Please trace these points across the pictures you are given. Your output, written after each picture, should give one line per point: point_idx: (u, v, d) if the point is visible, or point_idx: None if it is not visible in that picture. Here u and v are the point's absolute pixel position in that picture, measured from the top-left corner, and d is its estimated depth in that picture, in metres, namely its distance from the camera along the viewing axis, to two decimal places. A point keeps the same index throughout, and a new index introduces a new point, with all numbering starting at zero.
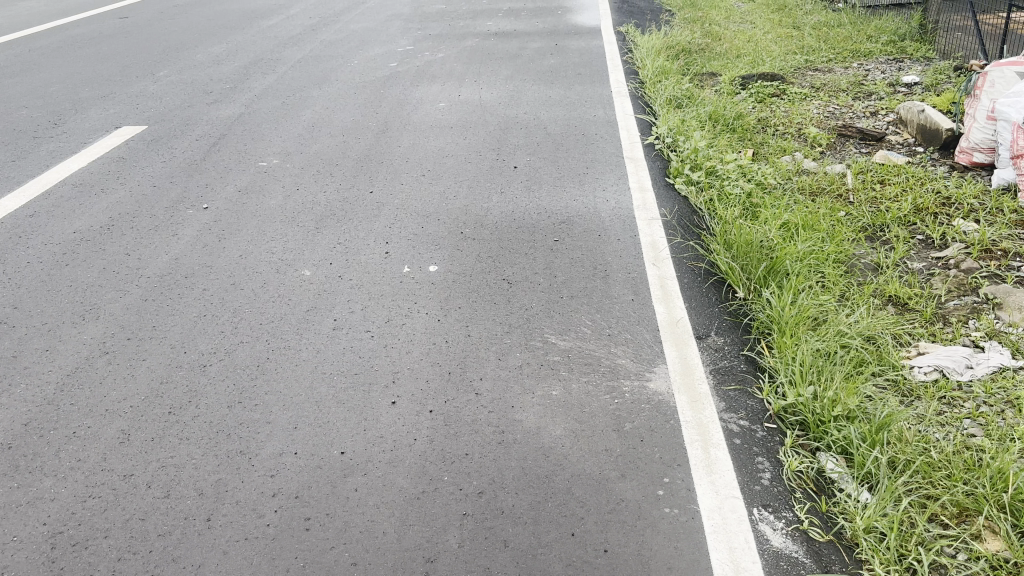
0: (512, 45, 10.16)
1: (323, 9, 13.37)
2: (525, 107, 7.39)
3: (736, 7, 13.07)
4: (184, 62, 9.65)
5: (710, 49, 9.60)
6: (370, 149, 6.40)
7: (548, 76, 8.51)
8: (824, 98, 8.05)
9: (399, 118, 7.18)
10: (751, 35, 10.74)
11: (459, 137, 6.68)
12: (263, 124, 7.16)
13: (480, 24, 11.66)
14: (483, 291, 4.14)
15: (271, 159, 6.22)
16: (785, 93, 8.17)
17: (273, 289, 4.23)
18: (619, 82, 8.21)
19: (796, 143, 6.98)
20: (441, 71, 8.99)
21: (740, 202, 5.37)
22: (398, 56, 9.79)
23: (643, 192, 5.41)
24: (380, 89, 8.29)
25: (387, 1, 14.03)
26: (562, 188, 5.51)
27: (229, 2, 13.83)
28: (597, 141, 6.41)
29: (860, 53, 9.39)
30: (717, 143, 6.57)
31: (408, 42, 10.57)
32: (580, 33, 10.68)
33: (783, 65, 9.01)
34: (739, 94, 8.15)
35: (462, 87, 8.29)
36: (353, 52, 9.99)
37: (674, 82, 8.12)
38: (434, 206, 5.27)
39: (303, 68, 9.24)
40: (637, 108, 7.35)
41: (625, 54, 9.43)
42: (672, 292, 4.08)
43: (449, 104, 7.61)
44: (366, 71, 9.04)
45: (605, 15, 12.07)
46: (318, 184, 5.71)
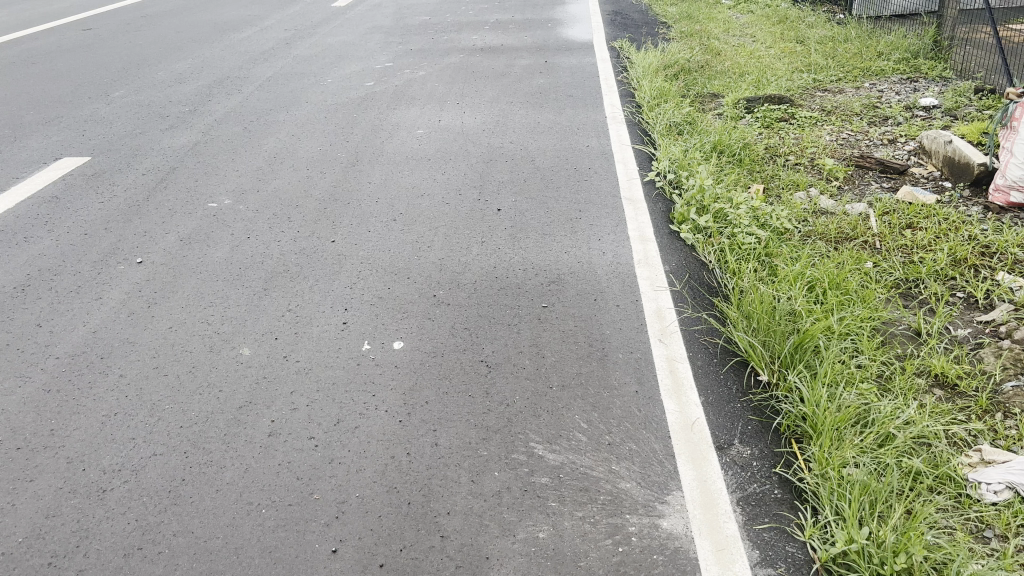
0: (498, 62, 9.49)
1: (299, 21, 12.68)
2: (510, 135, 6.72)
3: (735, 20, 12.44)
4: (143, 81, 8.95)
5: (710, 67, 8.95)
6: (336, 186, 5.72)
7: (535, 99, 7.84)
8: (837, 123, 7.41)
9: (371, 149, 6.49)
10: (752, 50, 10.11)
11: (436, 170, 6.00)
12: (219, 154, 6.47)
13: (465, 38, 11.00)
14: (456, 379, 3.44)
15: (223, 199, 5.54)
16: (794, 117, 7.52)
17: (202, 375, 3.56)
18: (614, 106, 7.55)
19: (810, 177, 6.33)
20: (421, 91, 8.32)
21: (755, 254, 4.70)
22: (376, 73, 9.12)
23: (644, 243, 4.73)
24: (354, 112, 7.61)
25: (368, 12, 13.35)
26: (551, 237, 4.83)
27: (202, 14, 13.15)
28: (589, 178, 5.74)
29: (872, 72, 8.75)
30: (724, 179, 5.91)
31: (387, 58, 9.90)
32: (570, 48, 10.03)
33: (790, 85, 8.37)
34: (745, 119, 7.50)
35: (442, 110, 7.62)
36: (328, 70, 9.31)
37: (673, 107, 7.47)
38: (402, 260, 4.58)
39: (272, 87, 8.56)
40: (634, 138, 6.68)
41: (620, 73, 8.77)
42: (684, 382, 3.39)
43: (427, 132, 6.93)
44: (339, 91, 8.35)
45: (597, 28, 11.44)
46: (273, 230, 5.03)
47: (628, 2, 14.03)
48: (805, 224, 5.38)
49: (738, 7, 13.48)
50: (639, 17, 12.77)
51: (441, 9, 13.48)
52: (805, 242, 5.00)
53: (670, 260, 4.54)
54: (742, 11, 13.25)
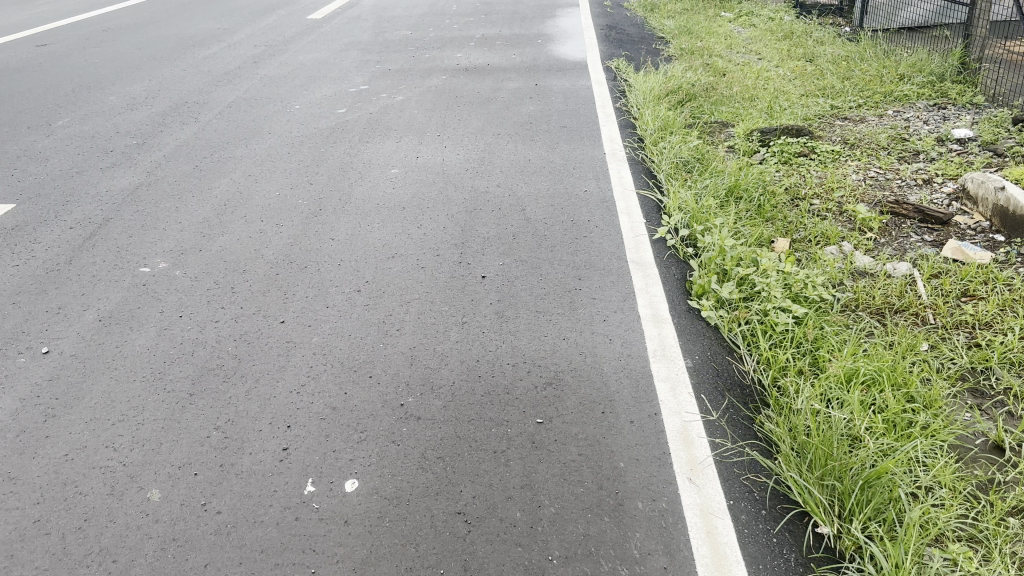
0: (483, 86, 8.68)
1: (271, 35, 11.84)
2: (497, 178, 5.91)
3: (737, 36, 11.69)
4: (90, 107, 8.08)
5: (716, 91, 8.19)
6: (293, 244, 4.89)
7: (525, 131, 7.03)
8: (863, 158, 6.64)
9: (336, 194, 5.67)
10: (759, 70, 9.35)
11: (411, 224, 5.18)
12: (162, 201, 5.63)
13: (449, 56, 10.20)
14: (423, 543, 2.62)
15: (159, 263, 4.71)
16: (815, 152, 6.75)
17: (95, 534, 2.73)
18: (614, 140, 6.75)
19: (840, 227, 5.56)
20: (399, 120, 7.52)
21: (793, 339, 3.92)
22: (349, 97, 8.30)
23: (659, 325, 3.91)
24: (322, 146, 6.79)
25: (345, 26, 12.52)
26: (546, 317, 4.01)
27: (167, 28, 12.32)
28: (589, 233, 4.93)
29: (894, 97, 8.00)
30: (745, 235, 5.14)
31: (363, 79, 9.07)
32: (563, 69, 9.23)
33: (806, 112, 7.60)
34: (760, 154, 6.73)
35: (422, 144, 6.80)
36: (297, 94, 8.49)
37: (680, 140, 6.69)
38: (364, 347, 3.76)
39: (234, 115, 7.74)
40: (639, 180, 5.88)
41: (618, 99, 7.99)
42: (728, 552, 2.58)
43: (402, 173, 6.12)
44: (307, 120, 7.53)
45: (590, 45, 10.68)
46: (214, 306, 4.20)
47: (622, 15, 13.29)
48: (843, 293, 4.62)
49: (739, 21, 12.75)
50: (635, 32, 12.00)
51: (424, 23, 12.67)
52: (848, 321, 4.23)
53: (691, 350, 3.74)
54: (743, 25, 12.51)
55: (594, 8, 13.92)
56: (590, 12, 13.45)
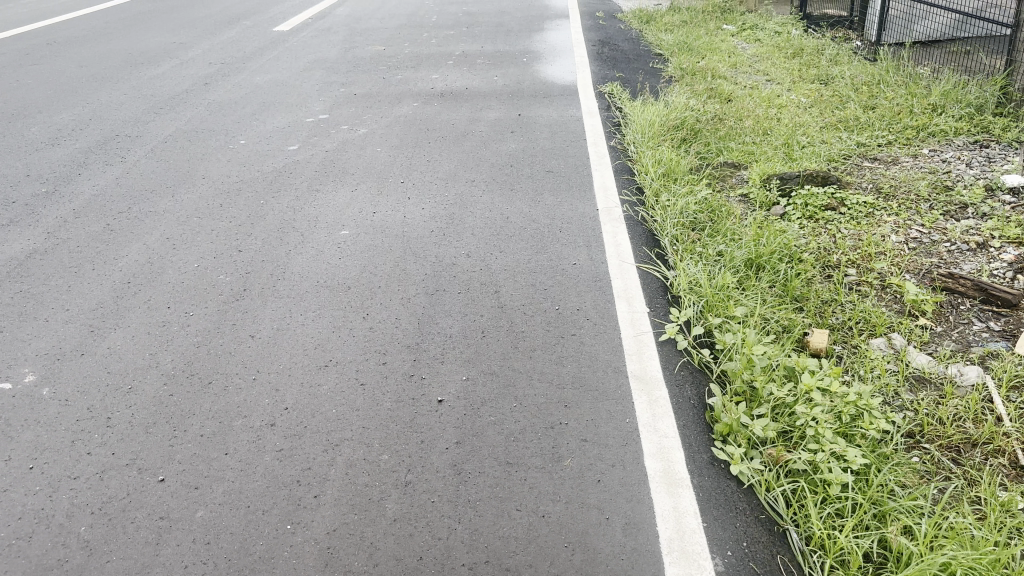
0: (459, 117, 7.65)
1: (230, 51, 10.79)
2: (466, 245, 4.88)
3: (741, 53, 10.71)
4: (5, 141, 7.03)
5: (725, 125, 7.20)
6: (200, 346, 3.85)
7: (503, 178, 6.00)
8: (901, 213, 5.65)
9: (269, 268, 4.62)
10: (771, 97, 8.38)
11: (355, 312, 4.13)
12: (53, 276, 4.59)
13: (424, 78, 9.17)
14: None
15: (25, 376, 3.67)
16: (844, 204, 5.75)
17: None
18: (609, 190, 5.74)
19: (885, 310, 4.57)
20: (358, 160, 6.49)
21: (855, 505, 2.90)
22: (305, 130, 7.26)
23: (676, 492, 2.89)
24: (263, 195, 5.75)
25: (314, 40, 11.48)
26: (520, 470, 2.97)
27: (117, 42, 11.30)
28: (579, 330, 3.90)
29: (928, 133, 7.00)
30: (773, 329, 4.14)
31: (324, 107, 8.03)
32: (549, 97, 8.21)
33: (829, 153, 6.60)
34: (780, 206, 5.73)
35: (380, 194, 5.76)
36: (247, 125, 7.46)
37: (686, 193, 5.69)
38: (264, 533, 2.73)
39: (167, 153, 6.71)
40: (639, 247, 4.86)
41: (612, 135, 6.99)
42: None
43: (353, 235, 5.07)
44: (252, 160, 6.48)
45: (581, 65, 9.69)
46: (77, 450, 3.18)
47: (616, 28, 12.30)
48: (903, 416, 3.62)
49: (742, 35, 11.78)
50: (629, 49, 11.01)
51: (400, 36, 11.65)
52: (919, 469, 3.23)
53: (720, 538, 2.71)
54: (747, 41, 11.53)
55: (584, 19, 12.93)
56: (581, 24, 12.45)
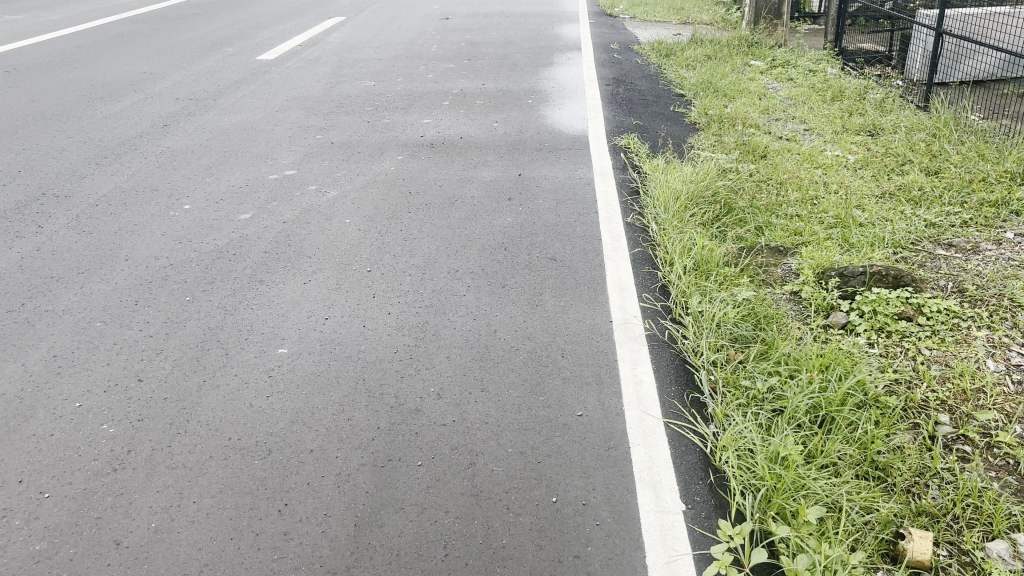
0: (448, 176, 6.51)
1: (204, 84, 9.74)
2: (438, 376, 3.70)
3: (773, 96, 9.66)
4: None
5: (766, 196, 6.06)
6: (41, 567, 2.71)
7: (493, 267, 4.84)
8: (997, 327, 4.47)
9: (172, 414, 3.47)
10: (814, 155, 7.31)
11: (270, 496, 2.97)
12: None
13: (414, 122, 8.07)
14: None
15: None
16: (923, 313, 4.59)
17: None
18: (627, 288, 4.57)
19: (1000, 489, 3.38)
20: (319, 234, 5.35)
21: None
22: (264, 191, 6.12)
23: None
24: (193, 287, 4.61)
25: (298, 72, 10.41)
26: None
27: (82, 70, 10.26)
28: (585, 550, 2.71)
29: (1011, 210, 5.84)
30: (856, 533, 2.97)
31: (293, 158, 6.91)
32: (556, 152, 7.07)
33: (893, 239, 5.45)
34: (842, 316, 4.59)
35: (339, 288, 4.60)
36: (198, 182, 6.34)
37: (724, 298, 4.54)
38: None
39: (93, 221, 5.58)
40: (669, 386, 3.67)
41: (629, 206, 5.82)
42: None
43: (293, 353, 3.91)
44: (191, 234, 5.34)
45: (593, 109, 8.60)
46: None
47: (632, 63, 11.21)
48: None
49: (772, 74, 10.69)
50: (648, 88, 9.91)
51: (394, 69, 10.57)
52: None
53: None
54: (778, 81, 10.42)
55: (598, 51, 11.84)
56: (594, 57, 11.34)
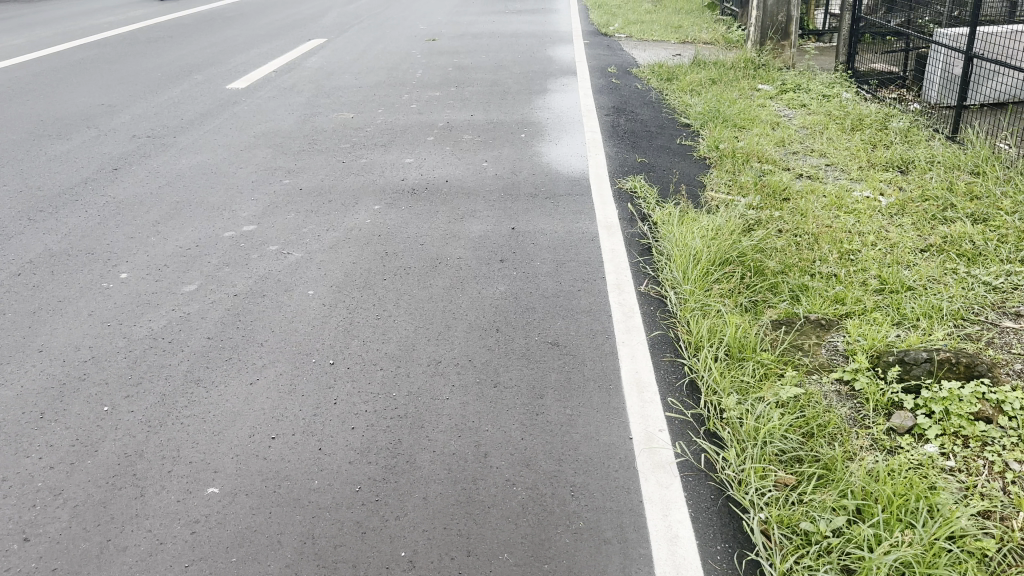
0: (431, 230, 5.69)
1: (165, 118, 8.92)
2: (410, 529, 2.87)
3: (786, 125, 8.91)
4: None
5: (797, 256, 5.28)
6: None
7: (482, 357, 4.00)
8: None
9: None
10: (843, 199, 6.55)
11: None
12: None
13: (394, 162, 7.27)
14: None
15: None
16: (1005, 412, 3.80)
17: None
18: (648, 387, 3.75)
19: None
20: (276, 310, 4.53)
21: None
22: (216, 254, 5.31)
23: None
24: (115, 392, 3.78)
25: (270, 103, 9.60)
26: None
27: (34, 103, 9.43)
28: None
29: None
30: None
31: (255, 209, 6.09)
32: (553, 199, 6.26)
33: (951, 310, 4.67)
34: (909, 417, 3.79)
35: (293, 390, 3.75)
36: (141, 242, 5.52)
37: (765, 396, 3.73)
38: None
39: (9, 295, 4.74)
40: (711, 544, 2.85)
41: (641, 269, 5.01)
42: None
43: (225, 494, 3.06)
44: (124, 315, 4.51)
45: (592, 144, 7.83)
46: None
47: (632, 89, 10.45)
48: None
49: (783, 99, 9.94)
50: (650, 118, 9.12)
51: (375, 98, 9.78)
52: None
53: None
54: (790, 108, 9.65)
55: (594, 76, 11.06)
56: (591, 83, 10.58)
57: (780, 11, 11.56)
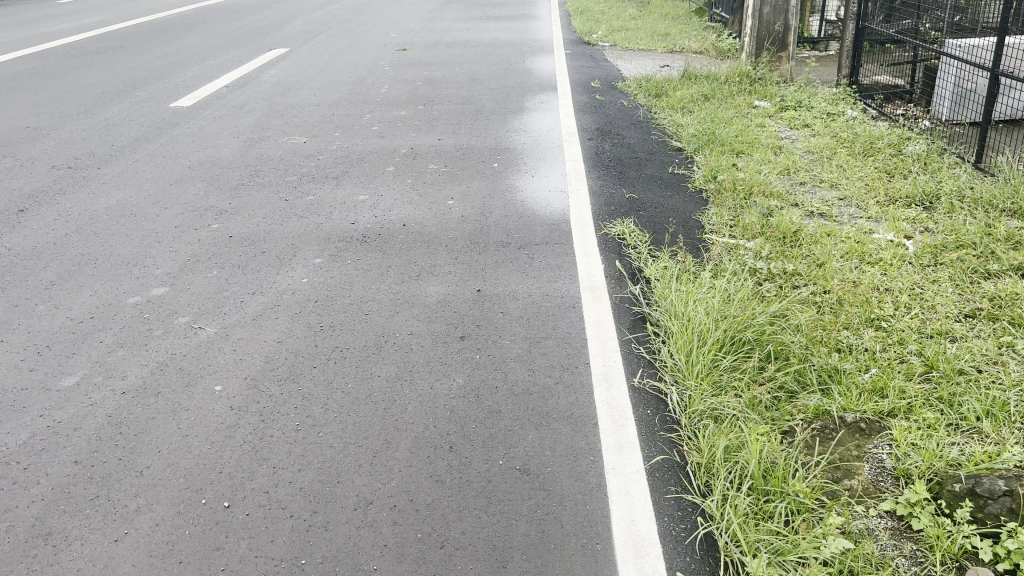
0: (380, 292, 4.73)
1: (93, 144, 7.92)
2: None
3: (791, 149, 8.03)
4: None
5: (821, 331, 4.37)
6: None
7: (427, 492, 3.04)
8: None
9: None
10: (866, 245, 5.67)
11: None
12: None
13: (345, 200, 6.31)
14: None
15: None
16: None
17: None
18: (649, 550, 2.80)
19: None
20: (170, 416, 3.57)
21: None
22: (113, 330, 4.34)
23: None
24: None
25: (215, 124, 8.61)
26: None
27: None
28: None
29: None
30: None
31: (173, 265, 5.12)
32: (528, 249, 5.31)
33: (1019, 407, 3.76)
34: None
35: (168, 555, 2.80)
36: (25, 312, 4.54)
37: (805, 555, 2.78)
38: None
39: None
40: None
41: (633, 348, 4.06)
42: None
43: None
44: None
45: (574, 175, 6.90)
46: None
47: (618, 106, 9.53)
48: None
49: (784, 118, 9.06)
50: (638, 141, 8.21)
51: (333, 119, 8.81)
52: None
53: None
54: (792, 129, 8.77)
55: (576, 91, 10.13)
56: (573, 100, 9.66)
57: (777, 19, 10.66)
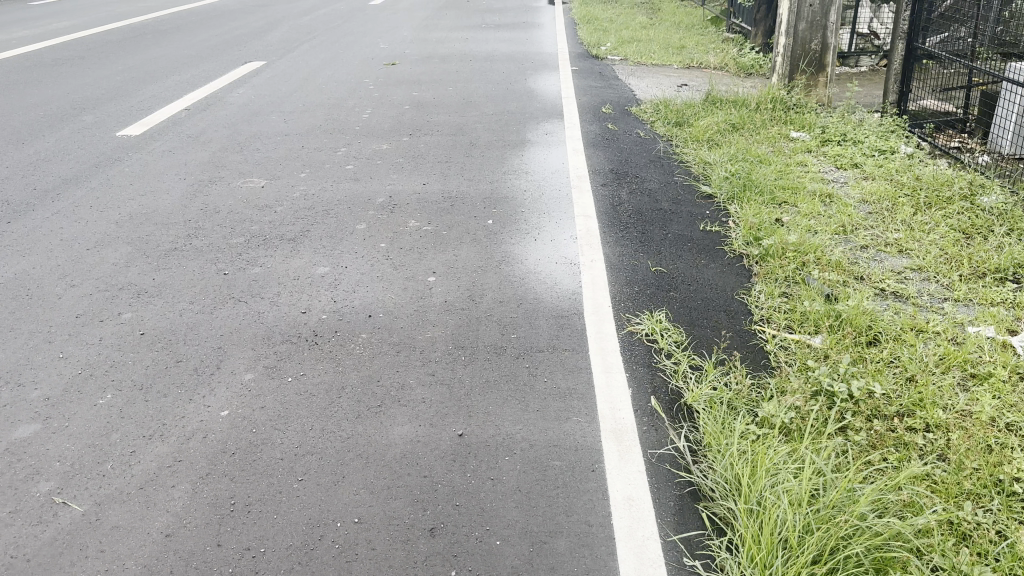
0: (324, 436, 3.45)
1: (10, 186, 6.65)
2: None
3: (842, 197, 6.72)
4: None
5: (944, 516, 3.07)
6: None
7: None
8: None
9: None
10: (967, 347, 4.35)
11: None
12: None
13: (299, 274, 5.03)
14: None
15: None
16: None
17: None
18: None
19: None
20: None
21: None
22: None
23: None
24: None
25: (162, 160, 7.34)
26: None
27: None
28: None
29: None
30: None
31: (54, 387, 3.87)
32: (529, 361, 4.03)
33: None
34: None
35: None
36: None
37: None
38: None
39: None
40: None
41: (685, 561, 2.78)
42: None
43: None
44: None
45: (587, 239, 5.62)
46: None
47: (633, 138, 8.24)
48: None
49: (828, 154, 7.77)
50: (660, 185, 6.93)
51: (301, 154, 7.52)
52: None
53: None
54: (839, 169, 7.48)
55: (585, 119, 8.82)
56: (581, 130, 8.38)
57: (813, 37, 9.36)
